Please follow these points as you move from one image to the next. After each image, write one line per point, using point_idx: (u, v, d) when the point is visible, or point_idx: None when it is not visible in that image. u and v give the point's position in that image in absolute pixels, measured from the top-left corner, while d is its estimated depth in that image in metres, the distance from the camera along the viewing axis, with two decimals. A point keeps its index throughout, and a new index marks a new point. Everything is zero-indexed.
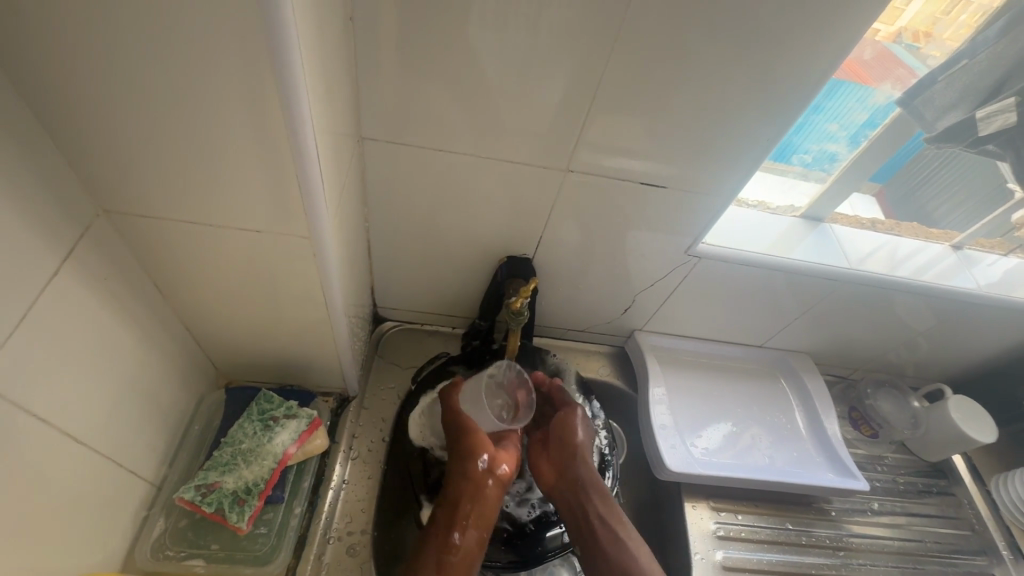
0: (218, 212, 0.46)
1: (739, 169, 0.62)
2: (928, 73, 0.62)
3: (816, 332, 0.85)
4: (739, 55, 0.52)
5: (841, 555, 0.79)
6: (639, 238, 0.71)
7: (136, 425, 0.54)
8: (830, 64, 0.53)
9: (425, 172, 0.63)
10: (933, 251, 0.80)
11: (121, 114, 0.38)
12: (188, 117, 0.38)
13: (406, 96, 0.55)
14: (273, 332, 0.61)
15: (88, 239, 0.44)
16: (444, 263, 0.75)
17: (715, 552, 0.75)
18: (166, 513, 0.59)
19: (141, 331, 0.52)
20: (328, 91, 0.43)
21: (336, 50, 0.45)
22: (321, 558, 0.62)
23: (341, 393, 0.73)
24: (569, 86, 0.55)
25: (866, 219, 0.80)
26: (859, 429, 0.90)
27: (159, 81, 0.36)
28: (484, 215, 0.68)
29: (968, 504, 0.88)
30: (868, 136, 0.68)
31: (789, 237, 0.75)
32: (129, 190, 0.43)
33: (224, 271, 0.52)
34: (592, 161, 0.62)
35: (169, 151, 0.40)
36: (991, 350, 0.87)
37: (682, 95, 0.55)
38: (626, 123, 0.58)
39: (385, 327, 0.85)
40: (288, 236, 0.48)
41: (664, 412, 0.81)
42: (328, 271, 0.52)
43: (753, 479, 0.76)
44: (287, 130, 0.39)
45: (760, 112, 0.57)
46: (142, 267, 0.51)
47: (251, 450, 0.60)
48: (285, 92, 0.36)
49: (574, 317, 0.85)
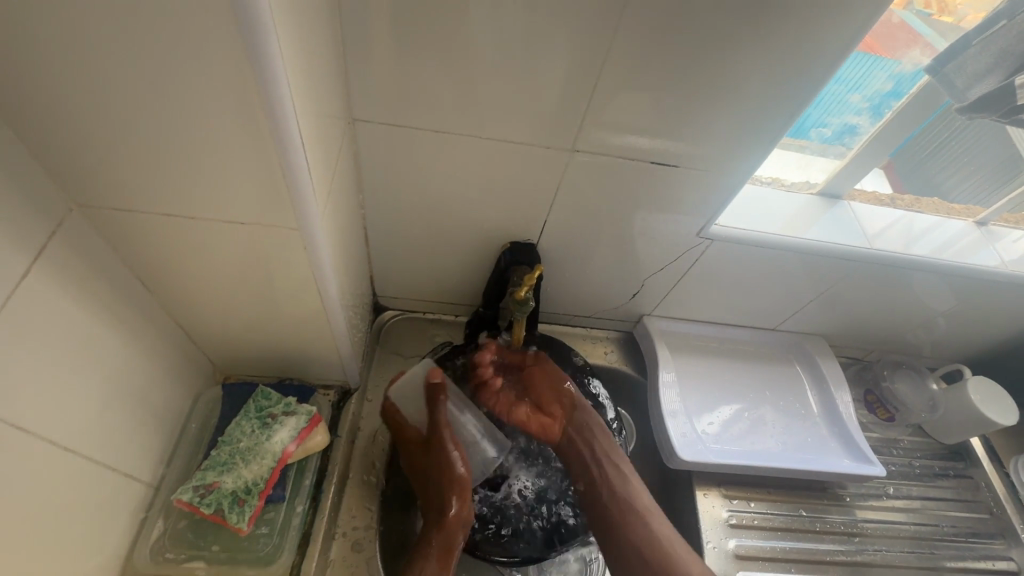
0: (201, 203, 0.43)
1: (755, 146, 0.59)
2: (960, 38, 0.56)
3: (832, 314, 0.83)
4: (758, 23, 0.48)
5: (855, 541, 0.78)
6: (648, 220, 0.67)
7: (127, 428, 0.52)
8: (857, 33, 0.48)
9: (421, 156, 0.59)
10: (955, 227, 0.76)
11: (82, 103, 0.35)
12: (158, 104, 0.35)
13: (399, 74, 0.52)
14: (268, 326, 0.59)
15: (62, 235, 0.41)
16: (444, 251, 0.72)
17: (728, 541, 0.74)
18: (165, 515, 0.57)
19: (127, 331, 0.50)
20: (312, 72, 0.40)
21: (321, 26, 0.42)
22: (326, 554, 0.61)
23: (342, 386, 0.71)
24: (571, 62, 0.51)
25: (884, 195, 0.76)
26: (874, 412, 0.88)
27: (123, 64, 0.32)
28: (484, 200, 0.65)
29: (985, 487, 0.86)
30: (893, 106, 0.64)
31: (803, 216, 0.71)
32: (102, 183, 0.40)
33: (213, 265, 0.49)
34: (599, 142, 0.58)
35: (143, 141, 0.37)
36: (1011, 332, 0.84)
37: (695, 69, 0.51)
38: (635, 97, 0.54)
39: (385, 317, 0.82)
40: (277, 228, 0.45)
41: (674, 398, 0.78)
42: (321, 264, 0.49)
43: (763, 465, 0.74)
44: (267, 117, 0.36)
45: (778, 84, 0.53)
46: (124, 262, 0.48)
47: (250, 448, 0.58)
48: (257, 68, 0.33)
49: (580, 303, 0.82)
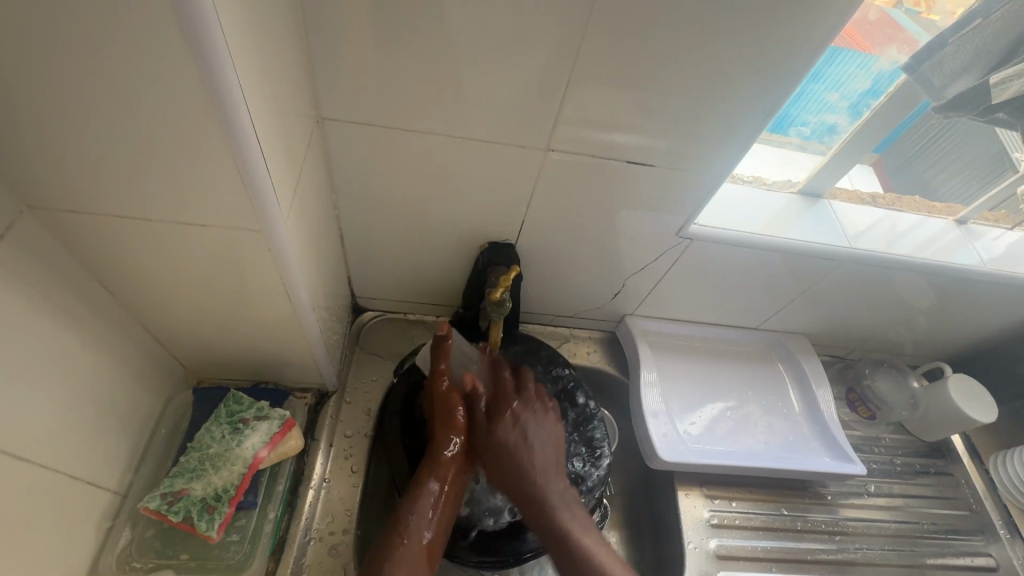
0: (158, 206, 0.41)
1: (732, 145, 0.58)
2: (936, 36, 0.56)
3: (814, 313, 0.82)
4: (728, 22, 0.47)
5: (836, 539, 0.78)
6: (627, 219, 0.67)
7: (91, 435, 0.50)
8: (830, 31, 0.48)
9: (394, 155, 0.58)
10: (935, 226, 0.76)
11: (25, 103, 0.33)
12: (106, 104, 0.34)
13: (367, 72, 0.51)
14: (238, 329, 0.58)
15: (13, 239, 0.40)
16: (422, 251, 0.71)
17: (709, 541, 0.74)
18: (133, 523, 0.56)
19: (88, 336, 0.48)
20: (270, 70, 0.39)
21: (279, 22, 0.41)
22: (301, 560, 0.60)
23: (319, 389, 0.70)
24: (542, 61, 0.50)
25: (866, 193, 0.77)
26: (856, 410, 0.89)
27: (65, 61, 0.31)
28: (459, 200, 0.64)
29: (966, 484, 0.87)
30: (870, 105, 0.64)
31: (784, 215, 0.71)
32: (53, 186, 0.39)
33: (176, 268, 0.48)
34: (573, 141, 0.57)
35: (92, 142, 0.36)
36: (989, 330, 0.85)
37: (668, 67, 0.51)
38: (609, 96, 0.53)
39: (364, 318, 0.81)
40: (240, 230, 0.44)
41: (656, 397, 0.78)
42: (288, 266, 0.48)
43: (745, 463, 0.74)
44: (221, 117, 0.35)
45: (751, 82, 0.52)
46: (82, 266, 0.47)
47: (220, 454, 0.57)
48: (206, 67, 0.32)
49: (561, 303, 0.81)
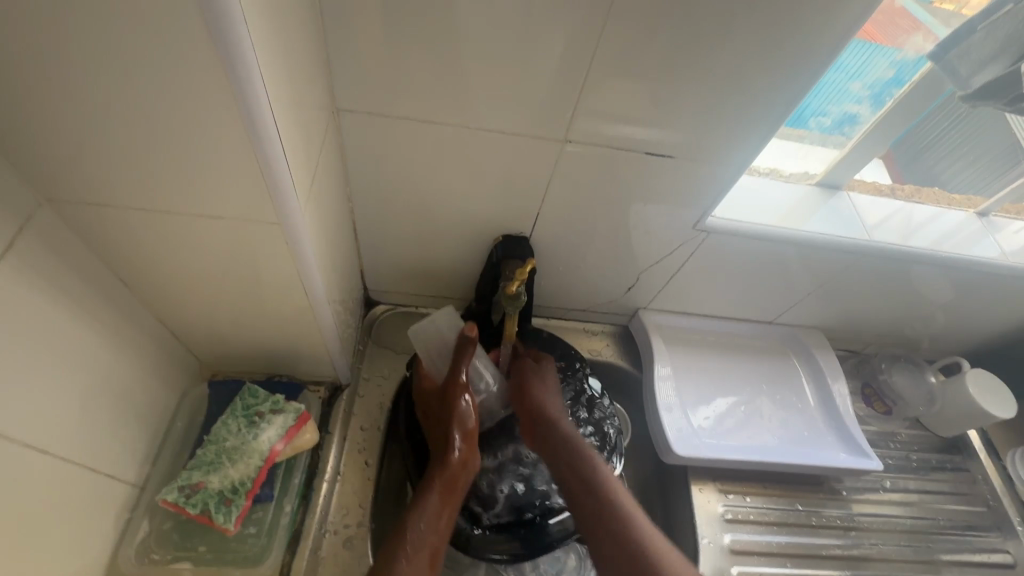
0: (177, 198, 0.41)
1: (753, 137, 0.57)
2: (965, 23, 0.54)
3: (829, 307, 0.81)
4: (753, 11, 0.46)
5: (851, 535, 0.77)
6: (643, 212, 0.66)
7: (110, 429, 0.50)
8: (856, 20, 0.47)
9: (409, 148, 0.58)
10: (955, 218, 0.75)
11: (45, 95, 0.33)
12: (126, 95, 0.33)
13: (383, 64, 0.50)
14: (253, 323, 0.57)
15: (33, 232, 0.40)
16: (435, 245, 0.71)
17: (724, 536, 0.73)
18: (151, 515, 0.56)
19: (106, 330, 0.48)
20: (288, 61, 0.38)
21: (297, 12, 0.40)
22: (316, 552, 0.60)
23: (332, 382, 0.70)
24: (561, 52, 0.49)
25: (884, 185, 0.75)
26: (871, 405, 0.88)
27: (84, 52, 0.31)
28: (474, 193, 0.63)
29: (982, 480, 0.86)
30: (893, 94, 0.63)
31: (802, 208, 0.70)
32: (72, 178, 0.39)
33: (194, 261, 0.48)
34: (591, 133, 0.56)
35: (112, 135, 0.36)
36: (1009, 325, 0.84)
37: (690, 58, 0.50)
38: (628, 88, 0.52)
39: (376, 311, 0.81)
40: (258, 223, 0.43)
41: (670, 391, 0.77)
42: (305, 259, 0.48)
43: (760, 458, 0.74)
44: (241, 110, 0.34)
45: (774, 73, 0.51)
46: (100, 258, 0.46)
47: (236, 448, 0.57)
48: (227, 59, 0.31)
49: (575, 297, 0.81)
